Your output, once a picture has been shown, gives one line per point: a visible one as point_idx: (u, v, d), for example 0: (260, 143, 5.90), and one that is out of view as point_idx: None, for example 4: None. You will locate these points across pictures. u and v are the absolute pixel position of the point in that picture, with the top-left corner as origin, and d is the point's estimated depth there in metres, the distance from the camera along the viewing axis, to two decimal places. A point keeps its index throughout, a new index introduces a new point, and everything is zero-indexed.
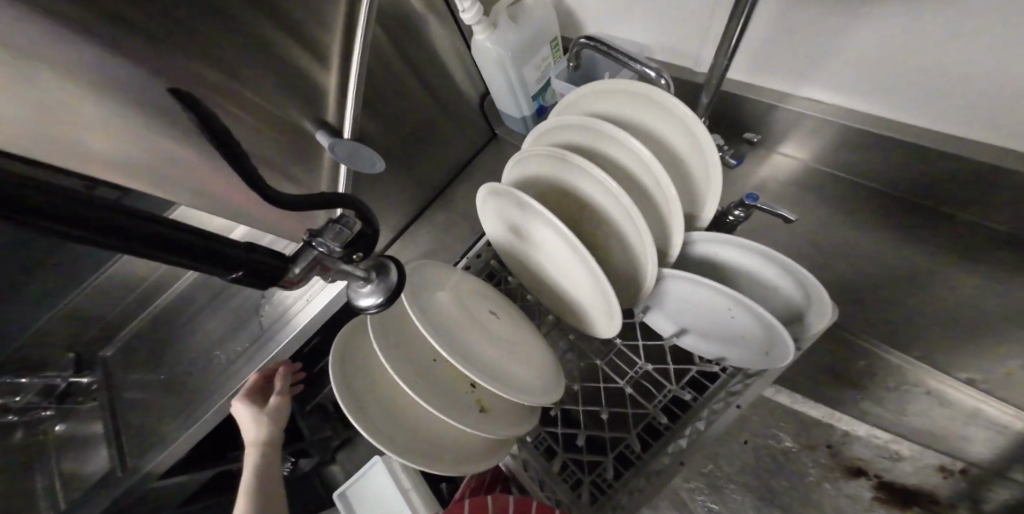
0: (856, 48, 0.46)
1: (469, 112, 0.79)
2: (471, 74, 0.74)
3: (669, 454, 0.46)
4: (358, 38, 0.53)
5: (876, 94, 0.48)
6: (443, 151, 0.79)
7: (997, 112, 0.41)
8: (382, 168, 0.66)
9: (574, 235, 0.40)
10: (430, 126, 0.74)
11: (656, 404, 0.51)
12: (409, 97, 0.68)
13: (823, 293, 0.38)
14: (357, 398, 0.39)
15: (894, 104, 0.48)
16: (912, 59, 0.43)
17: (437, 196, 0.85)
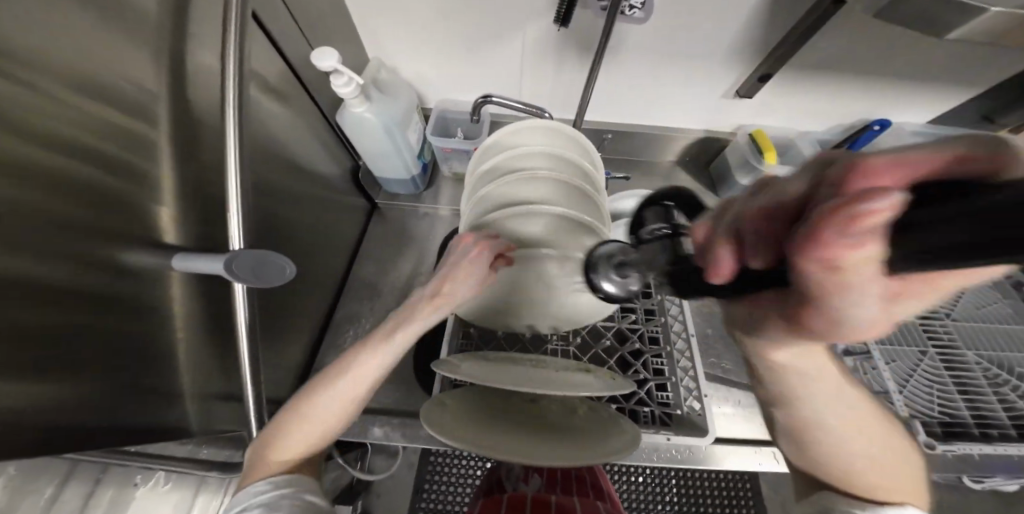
0: (601, 89, 0.77)
1: (344, 192, 0.74)
2: (337, 155, 0.72)
3: (680, 340, 0.65)
4: (227, 120, 0.44)
5: (616, 113, 0.82)
6: (334, 237, 0.72)
7: (662, 115, 0.82)
8: (293, 275, 0.50)
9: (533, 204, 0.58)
10: (314, 216, 0.66)
11: (644, 322, 0.68)
12: (286, 190, 0.59)
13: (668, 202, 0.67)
14: (455, 436, 0.42)
15: (626, 116, 0.83)
16: (624, 90, 0.77)
17: (340, 289, 0.75)
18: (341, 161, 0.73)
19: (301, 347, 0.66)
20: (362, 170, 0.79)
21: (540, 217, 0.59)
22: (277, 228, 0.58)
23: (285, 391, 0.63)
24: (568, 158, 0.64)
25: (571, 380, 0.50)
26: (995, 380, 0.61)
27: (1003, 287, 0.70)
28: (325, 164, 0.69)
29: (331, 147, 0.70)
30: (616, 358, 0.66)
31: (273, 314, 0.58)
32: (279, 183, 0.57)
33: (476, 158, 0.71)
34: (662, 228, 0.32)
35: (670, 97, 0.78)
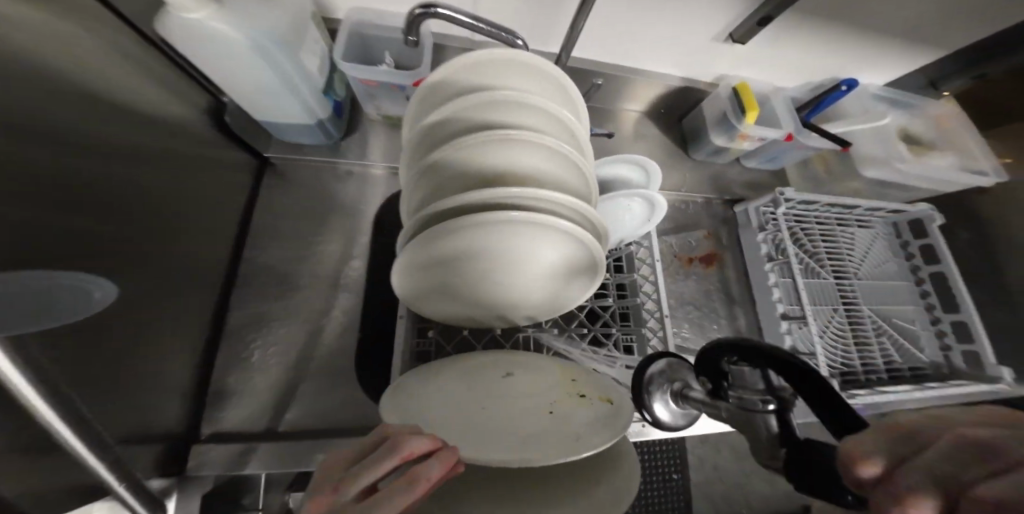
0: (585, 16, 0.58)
1: (211, 143, 0.53)
2: (184, 93, 0.51)
3: (652, 319, 0.59)
4: None
5: (597, 52, 0.66)
6: (209, 213, 0.53)
7: (646, 59, 0.68)
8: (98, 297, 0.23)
9: (516, 185, 0.42)
10: (175, 185, 0.47)
11: (614, 295, 0.62)
12: (89, 149, 0.35)
13: (655, 164, 0.58)
14: None
15: (608, 56, 0.67)
16: (611, 23, 0.60)
17: (229, 281, 0.57)
18: (196, 103, 0.52)
19: (188, 372, 0.49)
20: (229, 112, 0.57)
21: (523, 198, 0.43)
22: (89, 219, 0.35)
23: (179, 432, 0.48)
24: (555, 108, 0.47)
25: (556, 426, 0.38)
26: (878, 329, 0.73)
27: (895, 247, 0.81)
28: (167, 106, 0.47)
29: (170, 80, 0.48)
30: (589, 339, 0.60)
31: (132, 344, 0.40)
32: (72, 138, 0.34)
33: (421, 100, 0.50)
34: (761, 401, 0.26)
35: (663, 40, 0.64)
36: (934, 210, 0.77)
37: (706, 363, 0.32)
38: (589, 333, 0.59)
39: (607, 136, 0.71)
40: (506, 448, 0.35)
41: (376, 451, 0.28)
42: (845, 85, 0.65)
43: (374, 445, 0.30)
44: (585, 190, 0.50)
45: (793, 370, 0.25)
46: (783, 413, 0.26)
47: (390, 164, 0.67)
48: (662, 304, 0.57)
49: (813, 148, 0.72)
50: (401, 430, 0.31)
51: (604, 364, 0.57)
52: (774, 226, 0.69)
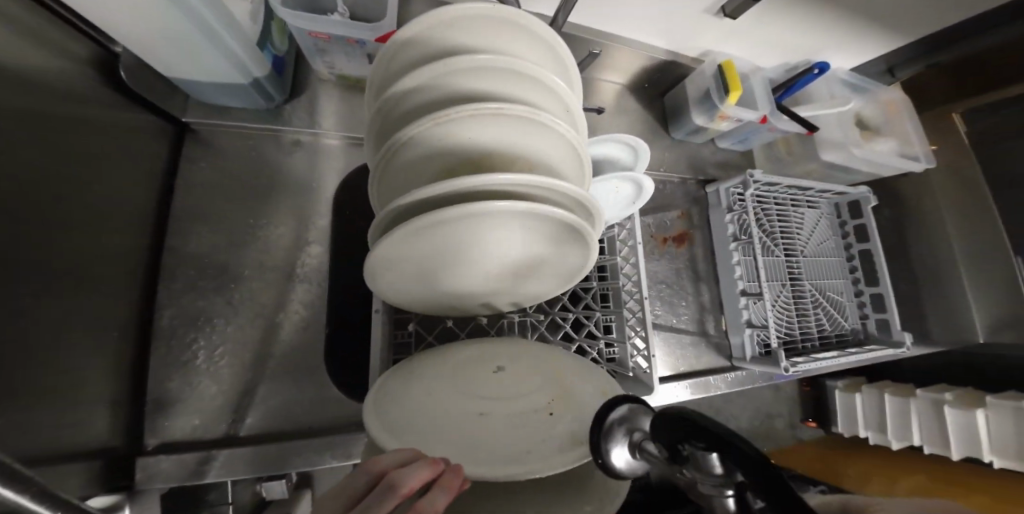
0: None
1: (101, 108, 0.41)
2: (57, 41, 0.38)
3: (631, 301, 0.59)
4: None
5: (585, 16, 0.60)
6: (116, 192, 0.42)
7: (633, 28, 0.64)
8: None
9: (505, 173, 0.35)
10: (62, 160, 0.36)
11: (595, 277, 0.62)
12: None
13: (642, 141, 0.56)
14: None
15: (596, 22, 0.61)
16: None
17: (151, 275, 0.48)
18: (74, 55, 0.40)
19: (117, 386, 0.41)
20: (124, 67, 0.44)
21: (516, 186, 0.37)
22: None
23: (113, 454, 0.40)
24: (551, 78, 0.40)
25: (550, 426, 0.36)
26: (816, 302, 0.81)
27: (835, 225, 0.88)
28: (35, 56, 0.35)
29: (33, 26, 0.35)
30: (570, 322, 0.59)
31: (26, 356, 0.31)
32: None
33: (388, 60, 0.41)
34: (718, 484, 0.20)
35: (654, 8, 0.59)
36: (870, 193, 0.84)
37: (672, 428, 0.22)
38: (571, 316, 0.59)
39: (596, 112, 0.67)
40: (504, 454, 0.33)
41: (371, 494, 0.25)
42: (818, 70, 0.65)
43: (368, 484, 0.27)
44: (578, 172, 0.45)
45: (740, 457, 0.19)
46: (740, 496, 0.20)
47: (348, 132, 0.58)
48: (642, 286, 0.57)
49: (783, 130, 0.73)
50: (393, 461, 0.27)
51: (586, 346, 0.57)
52: (740, 208, 0.70)
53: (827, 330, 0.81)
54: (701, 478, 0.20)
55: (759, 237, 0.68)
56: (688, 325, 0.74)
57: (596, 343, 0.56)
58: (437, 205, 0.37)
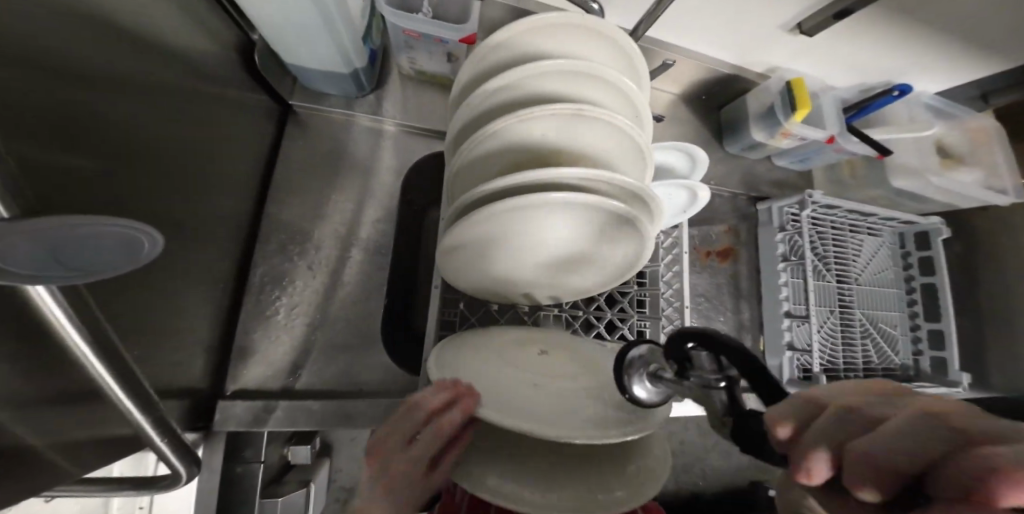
0: None
1: (235, 86, 0.48)
2: (211, 27, 0.45)
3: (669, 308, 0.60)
4: None
5: (658, 26, 0.61)
6: (234, 163, 0.49)
7: (704, 40, 0.64)
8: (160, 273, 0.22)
9: (573, 170, 0.38)
10: (201, 131, 0.42)
11: (633, 280, 0.62)
12: (125, 80, 0.32)
13: (703, 153, 0.57)
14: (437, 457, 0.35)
15: (669, 32, 0.63)
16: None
17: (246, 236, 0.55)
18: (222, 41, 0.47)
19: (212, 329, 0.48)
20: (257, 52, 0.51)
21: (581, 181, 0.40)
22: (113, 164, 0.31)
23: (204, 387, 0.47)
24: (624, 83, 0.42)
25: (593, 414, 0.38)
26: (865, 333, 0.78)
27: (896, 256, 0.84)
28: (194, 43, 0.42)
29: (194, 15, 0.41)
30: (604, 322, 0.61)
31: (158, 291, 0.38)
32: (103, 75, 0.30)
33: (471, 61, 0.44)
34: (713, 377, 0.24)
35: (732, 23, 0.60)
36: (942, 224, 0.79)
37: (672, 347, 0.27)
38: (606, 315, 0.60)
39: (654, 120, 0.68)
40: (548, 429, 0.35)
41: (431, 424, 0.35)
42: (898, 91, 0.62)
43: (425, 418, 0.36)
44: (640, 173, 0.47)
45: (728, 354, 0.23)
46: (737, 391, 0.24)
47: (418, 124, 0.63)
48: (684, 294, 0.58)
49: (849, 152, 0.70)
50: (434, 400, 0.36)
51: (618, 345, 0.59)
52: (793, 228, 0.69)
53: (873, 363, 0.77)
54: (700, 373, 0.25)
55: (811, 259, 0.66)
56: None
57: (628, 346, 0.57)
58: (506, 195, 0.40)
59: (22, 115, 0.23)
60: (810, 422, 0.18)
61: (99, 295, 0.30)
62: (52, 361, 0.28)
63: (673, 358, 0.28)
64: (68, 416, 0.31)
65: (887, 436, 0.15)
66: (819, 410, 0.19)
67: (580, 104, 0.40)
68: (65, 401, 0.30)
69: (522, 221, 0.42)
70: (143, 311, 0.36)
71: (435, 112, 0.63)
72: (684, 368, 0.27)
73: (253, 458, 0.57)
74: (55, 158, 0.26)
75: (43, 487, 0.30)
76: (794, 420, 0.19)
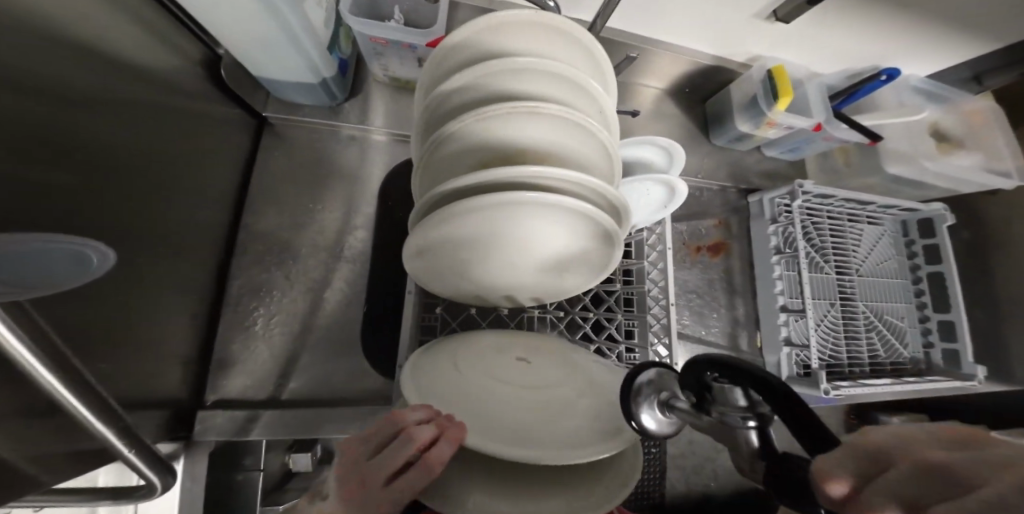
0: None
1: (206, 100, 0.49)
2: (177, 43, 0.46)
3: (656, 306, 0.58)
4: None
5: (629, 20, 0.61)
6: (208, 176, 0.50)
7: (678, 34, 0.63)
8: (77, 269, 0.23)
9: (534, 168, 0.37)
10: (175, 145, 0.43)
11: (618, 278, 0.61)
12: (96, 99, 0.33)
13: (680, 146, 0.56)
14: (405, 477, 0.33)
15: (641, 26, 0.62)
16: None
17: (225, 249, 0.55)
18: (190, 57, 0.48)
19: (190, 340, 0.49)
20: (224, 65, 0.52)
21: (546, 180, 0.39)
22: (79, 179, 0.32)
23: (184, 397, 0.48)
24: (588, 81, 0.42)
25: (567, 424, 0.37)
26: (869, 326, 0.75)
27: (900, 244, 0.81)
28: (163, 60, 0.43)
29: (157, 32, 0.42)
30: (590, 322, 0.60)
31: (131, 301, 0.39)
32: (71, 96, 0.31)
33: (435, 63, 0.45)
34: (740, 415, 0.22)
35: (703, 14, 0.59)
36: (946, 210, 0.76)
37: (690, 373, 0.25)
38: (590, 316, 0.59)
39: (632, 115, 0.67)
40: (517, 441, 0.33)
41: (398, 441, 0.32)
42: (886, 76, 0.60)
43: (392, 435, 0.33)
44: (609, 172, 0.46)
45: (764, 385, 0.20)
46: (762, 428, 0.22)
47: (394, 130, 0.63)
48: (668, 291, 0.56)
49: (840, 139, 0.69)
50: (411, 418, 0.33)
51: (604, 348, 0.57)
52: (786, 219, 0.66)
53: (880, 357, 0.74)
54: (724, 410, 0.22)
55: (805, 251, 0.63)
56: (719, 337, 0.71)
57: (614, 347, 0.56)
58: (470, 193, 0.40)
59: None
60: (867, 477, 0.16)
61: (67, 309, 0.31)
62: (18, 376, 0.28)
63: (688, 386, 0.25)
64: (39, 430, 0.31)
65: (975, 510, 0.13)
66: (883, 463, 0.16)
67: (540, 102, 0.39)
68: (34, 415, 0.30)
69: (489, 223, 0.42)
70: (111, 325, 0.36)
71: (410, 118, 0.64)
72: (704, 398, 0.24)
73: (251, 466, 0.58)
74: (21, 175, 0.26)
75: (14, 498, 0.31)
76: (852, 475, 0.17)
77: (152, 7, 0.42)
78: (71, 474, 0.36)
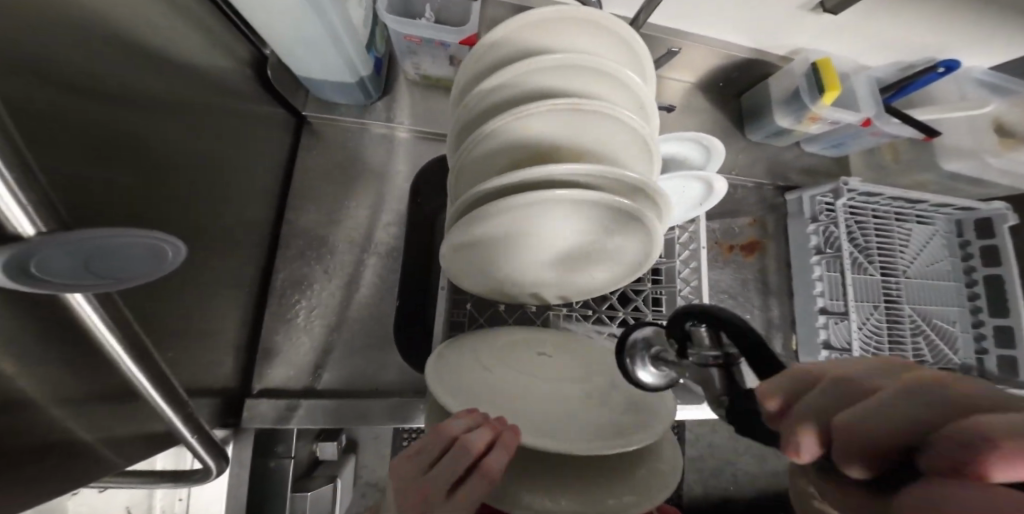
0: None
1: (253, 101, 0.51)
2: (229, 48, 0.48)
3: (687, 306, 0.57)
4: None
5: (665, 12, 0.59)
6: (255, 174, 0.52)
7: (716, 26, 0.61)
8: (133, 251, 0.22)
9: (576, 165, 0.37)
10: (226, 145, 0.46)
11: (647, 277, 0.60)
12: (161, 103, 0.35)
13: (719, 141, 0.54)
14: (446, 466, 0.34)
15: (677, 19, 0.60)
16: None
17: (268, 244, 0.58)
18: (240, 59, 0.50)
19: (239, 330, 0.51)
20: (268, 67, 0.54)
21: (586, 177, 0.39)
22: (147, 180, 0.34)
23: (233, 384, 0.51)
24: (627, 76, 0.41)
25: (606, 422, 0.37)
26: (916, 331, 0.70)
27: (952, 245, 0.76)
28: (216, 64, 0.45)
29: (212, 38, 0.45)
30: (618, 321, 0.58)
31: (192, 294, 0.41)
32: (136, 96, 0.33)
33: (470, 63, 0.45)
34: (712, 356, 0.25)
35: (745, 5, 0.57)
36: (1007, 209, 0.70)
37: (677, 321, 0.27)
38: (618, 315, 0.58)
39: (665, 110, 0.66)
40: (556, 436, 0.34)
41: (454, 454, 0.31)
42: (944, 67, 0.56)
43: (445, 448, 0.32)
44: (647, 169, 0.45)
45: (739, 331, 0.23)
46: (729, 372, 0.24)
47: (425, 128, 0.64)
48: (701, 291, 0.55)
49: (890, 135, 0.65)
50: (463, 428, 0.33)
51: None
52: (828, 218, 0.63)
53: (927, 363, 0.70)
54: (698, 352, 0.25)
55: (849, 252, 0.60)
56: None
57: None
58: (509, 191, 0.40)
59: (68, 136, 0.26)
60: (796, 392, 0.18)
61: (141, 302, 0.33)
62: (98, 363, 0.30)
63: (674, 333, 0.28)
64: (116, 413, 0.34)
65: (871, 414, 0.14)
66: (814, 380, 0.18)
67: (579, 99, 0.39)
68: (112, 400, 0.33)
69: (527, 220, 0.42)
70: (175, 316, 0.39)
71: (442, 116, 0.64)
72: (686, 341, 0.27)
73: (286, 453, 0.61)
74: (100, 179, 0.28)
75: (93, 475, 0.33)
76: (787, 394, 0.18)
77: (207, 14, 0.44)
78: (140, 454, 0.39)
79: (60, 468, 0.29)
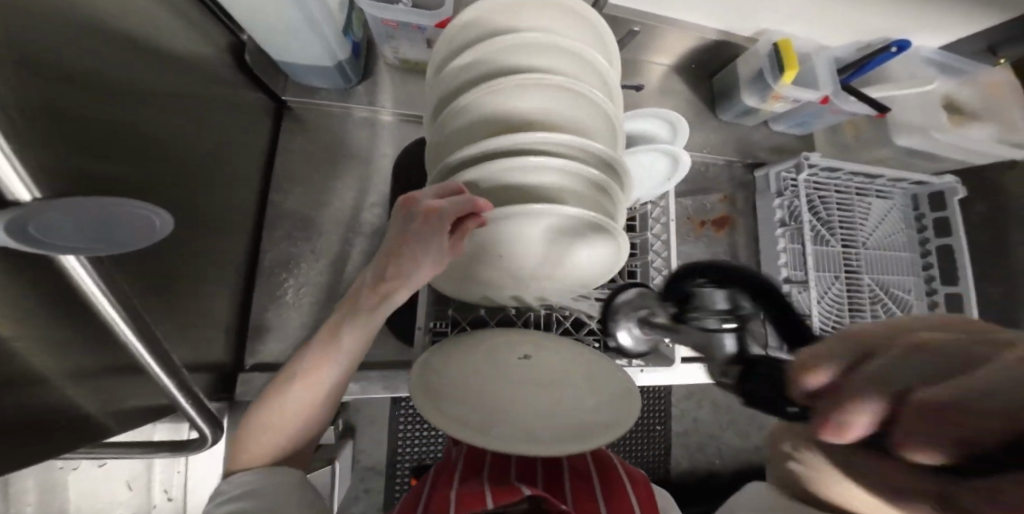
0: None
1: (233, 86, 0.52)
2: (207, 32, 0.49)
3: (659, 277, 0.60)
4: None
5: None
6: (238, 157, 0.53)
7: (685, 9, 0.63)
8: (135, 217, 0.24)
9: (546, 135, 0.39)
10: (210, 131, 0.47)
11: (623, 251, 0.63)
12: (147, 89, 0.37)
13: (684, 117, 0.57)
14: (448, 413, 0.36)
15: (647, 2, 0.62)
16: None
17: (253, 226, 0.59)
18: (218, 44, 0.51)
19: (229, 310, 0.53)
20: (246, 51, 0.55)
21: (557, 148, 0.41)
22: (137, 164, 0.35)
23: (226, 360, 0.53)
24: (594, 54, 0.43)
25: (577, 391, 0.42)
26: (874, 299, 0.75)
27: (909, 218, 0.81)
28: (196, 49, 0.46)
29: (191, 24, 0.45)
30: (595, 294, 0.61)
31: (184, 275, 0.43)
32: (124, 77, 0.34)
33: (445, 42, 0.46)
34: (719, 317, 0.32)
35: None
36: (957, 183, 0.75)
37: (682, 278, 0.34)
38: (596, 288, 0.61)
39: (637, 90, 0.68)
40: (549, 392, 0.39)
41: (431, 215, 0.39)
42: (895, 48, 0.60)
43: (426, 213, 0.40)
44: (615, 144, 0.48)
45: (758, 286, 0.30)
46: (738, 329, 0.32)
47: (406, 111, 0.66)
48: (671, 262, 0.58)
49: (849, 113, 0.68)
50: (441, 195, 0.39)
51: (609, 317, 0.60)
52: (792, 193, 0.67)
53: None
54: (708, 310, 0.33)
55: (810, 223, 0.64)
56: None
57: None
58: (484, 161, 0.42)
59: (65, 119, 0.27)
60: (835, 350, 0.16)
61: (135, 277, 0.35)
62: (97, 332, 0.32)
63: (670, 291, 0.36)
64: (117, 382, 0.36)
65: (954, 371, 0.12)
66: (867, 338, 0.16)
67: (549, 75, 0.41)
68: (112, 370, 0.35)
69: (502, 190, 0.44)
70: (168, 293, 0.40)
71: (422, 100, 0.66)
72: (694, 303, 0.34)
73: None
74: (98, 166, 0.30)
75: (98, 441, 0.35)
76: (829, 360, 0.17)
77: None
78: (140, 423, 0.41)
79: (70, 431, 0.31)
